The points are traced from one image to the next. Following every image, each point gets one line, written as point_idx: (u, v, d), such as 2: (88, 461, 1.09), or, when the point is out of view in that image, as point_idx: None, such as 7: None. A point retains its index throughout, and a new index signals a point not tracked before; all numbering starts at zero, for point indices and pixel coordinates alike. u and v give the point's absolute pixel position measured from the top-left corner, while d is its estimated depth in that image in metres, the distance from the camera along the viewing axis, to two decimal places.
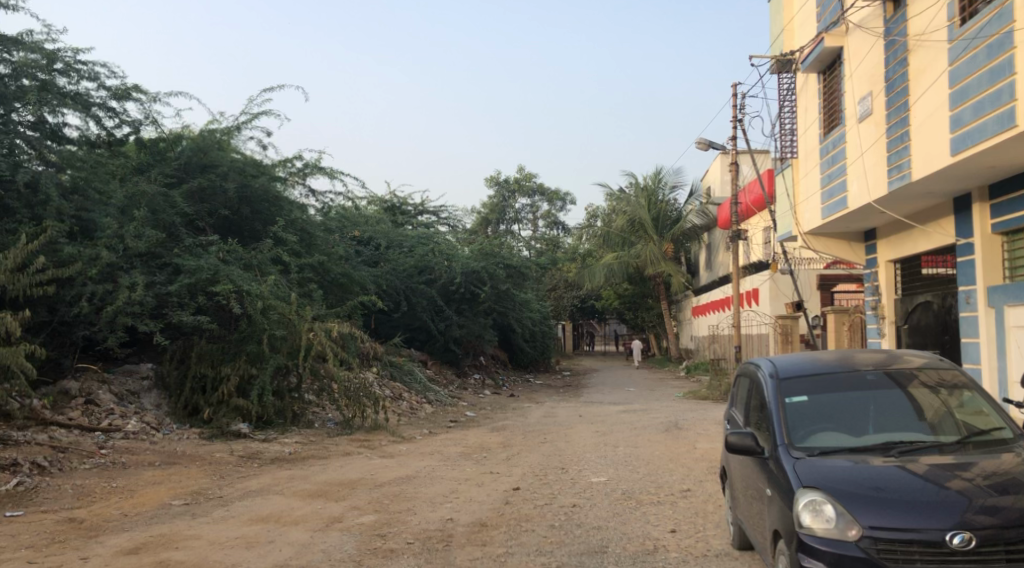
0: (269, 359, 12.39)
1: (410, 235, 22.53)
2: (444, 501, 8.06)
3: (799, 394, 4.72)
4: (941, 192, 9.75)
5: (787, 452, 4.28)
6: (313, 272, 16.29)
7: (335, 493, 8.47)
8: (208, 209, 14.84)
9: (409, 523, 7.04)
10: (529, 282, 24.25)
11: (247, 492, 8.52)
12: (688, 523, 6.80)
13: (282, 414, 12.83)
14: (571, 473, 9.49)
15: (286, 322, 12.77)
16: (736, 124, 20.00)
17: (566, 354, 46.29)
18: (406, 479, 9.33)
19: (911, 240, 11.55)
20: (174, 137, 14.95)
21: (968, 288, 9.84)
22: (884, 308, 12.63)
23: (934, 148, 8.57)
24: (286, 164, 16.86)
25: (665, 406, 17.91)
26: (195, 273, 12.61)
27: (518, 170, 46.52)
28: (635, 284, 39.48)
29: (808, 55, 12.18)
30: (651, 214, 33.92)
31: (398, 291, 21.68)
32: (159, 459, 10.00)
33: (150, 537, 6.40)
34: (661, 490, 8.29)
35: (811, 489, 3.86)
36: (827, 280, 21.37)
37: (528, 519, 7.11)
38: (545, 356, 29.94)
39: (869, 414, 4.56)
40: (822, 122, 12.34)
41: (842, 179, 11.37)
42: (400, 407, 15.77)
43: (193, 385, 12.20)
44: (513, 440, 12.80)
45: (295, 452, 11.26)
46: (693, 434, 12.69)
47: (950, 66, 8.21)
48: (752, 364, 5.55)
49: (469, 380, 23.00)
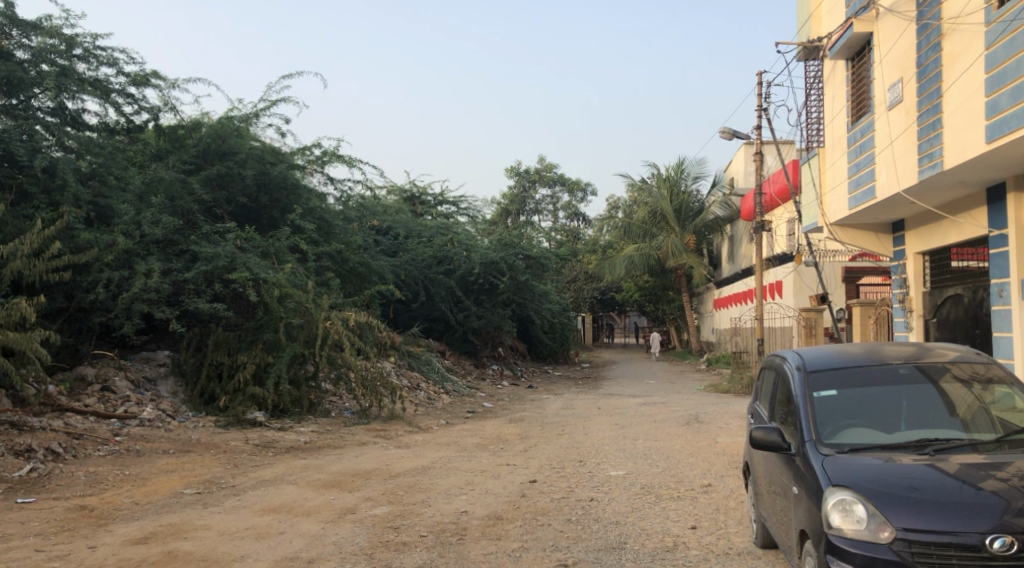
0: (286, 347, 12.33)
1: (429, 226, 22.70)
2: (459, 493, 7.93)
3: (828, 388, 4.50)
4: (975, 181, 9.40)
5: (816, 449, 4.07)
6: (332, 261, 16.21)
7: (348, 484, 8.38)
8: (227, 197, 14.84)
9: (423, 515, 6.92)
10: (549, 273, 24.05)
11: (260, 481, 8.46)
12: (709, 519, 6.60)
13: (299, 403, 12.77)
14: (588, 466, 9.33)
15: (303, 309, 12.74)
16: (761, 113, 19.64)
17: (586, 347, 46.05)
18: (422, 470, 9.21)
19: (941, 232, 11.20)
20: (193, 124, 14.94)
21: (1001, 281, 9.51)
22: (911, 301, 12.28)
23: (968, 135, 8.24)
24: (304, 152, 16.82)
25: (686, 399, 17.69)
26: (212, 260, 12.66)
27: (539, 160, 46.26)
28: (655, 276, 39.14)
29: (836, 41, 11.85)
30: (673, 205, 33.55)
31: (417, 281, 21.58)
32: (174, 447, 9.98)
33: (160, 526, 6.33)
34: (681, 485, 8.10)
35: (840, 488, 3.65)
36: (852, 273, 20.97)
37: (544, 513, 6.95)
38: (565, 347, 29.76)
39: (901, 409, 4.34)
40: (850, 110, 12.01)
41: (870, 168, 11.05)
42: (417, 397, 15.67)
43: (209, 373, 12.17)
44: (530, 432, 12.67)
45: (311, 441, 11.20)
46: (713, 428, 12.47)
47: (986, 50, 7.87)
48: (778, 356, 5.34)
49: (488, 371, 22.90)
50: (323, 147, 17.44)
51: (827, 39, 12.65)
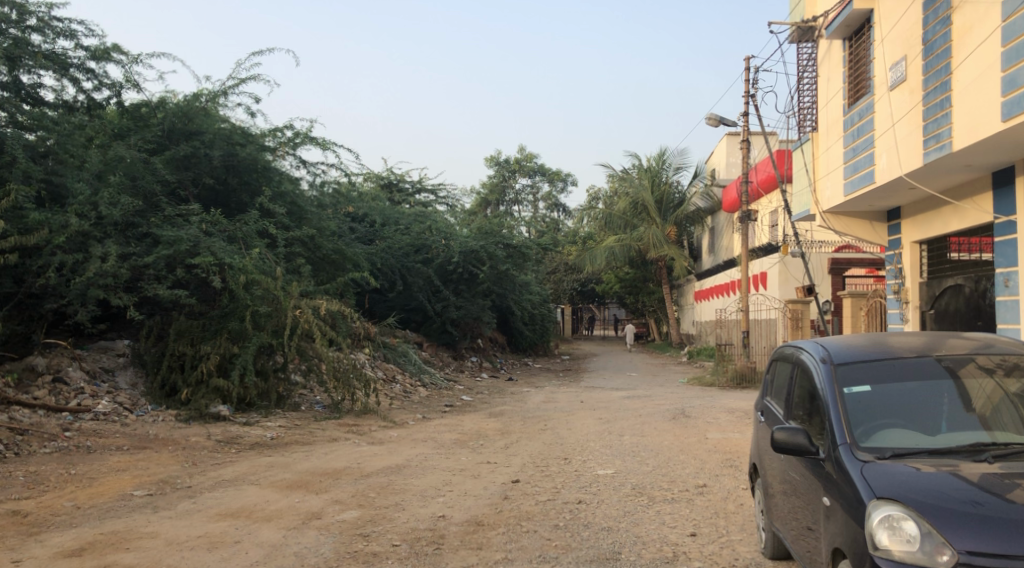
0: (252, 337, 11.65)
1: (406, 214, 22.14)
2: (437, 494, 7.35)
3: (861, 384, 3.95)
4: (982, 165, 8.94)
5: (851, 454, 3.51)
6: (303, 247, 15.47)
7: (316, 484, 7.75)
8: (193, 178, 14.07)
9: (396, 521, 6.31)
10: (529, 263, 23.45)
11: (219, 481, 7.81)
12: (709, 525, 6.07)
13: (266, 396, 12.09)
14: (574, 464, 8.79)
15: (270, 297, 12.04)
16: (749, 99, 19.14)
17: (565, 338, 45.59)
18: (396, 469, 8.60)
19: (941, 219, 10.73)
20: (157, 102, 14.10)
21: (1008, 270, 9.07)
22: (907, 292, 11.89)
23: (980, 113, 7.75)
24: (275, 133, 16.11)
25: (670, 392, 17.24)
26: (175, 244, 11.92)
27: (518, 150, 45.61)
28: (636, 268, 38.65)
29: (833, 20, 11.33)
30: (654, 196, 33.06)
31: (393, 271, 20.90)
32: (128, 443, 9.29)
33: (99, 535, 5.71)
34: (674, 485, 7.57)
35: (887, 501, 3.08)
36: (839, 264, 20.61)
37: (529, 517, 6.39)
38: (545, 339, 29.23)
39: (942, 407, 3.80)
40: (846, 92, 11.51)
41: (868, 152, 10.55)
42: (393, 390, 15.04)
43: (171, 363, 11.44)
44: (511, 427, 12.10)
45: (278, 437, 10.56)
46: (701, 424, 11.99)
47: (1004, 21, 7.36)
48: (795, 348, 4.82)
49: (467, 363, 22.31)
50: (295, 129, 16.73)
51: (824, 18, 12.13)
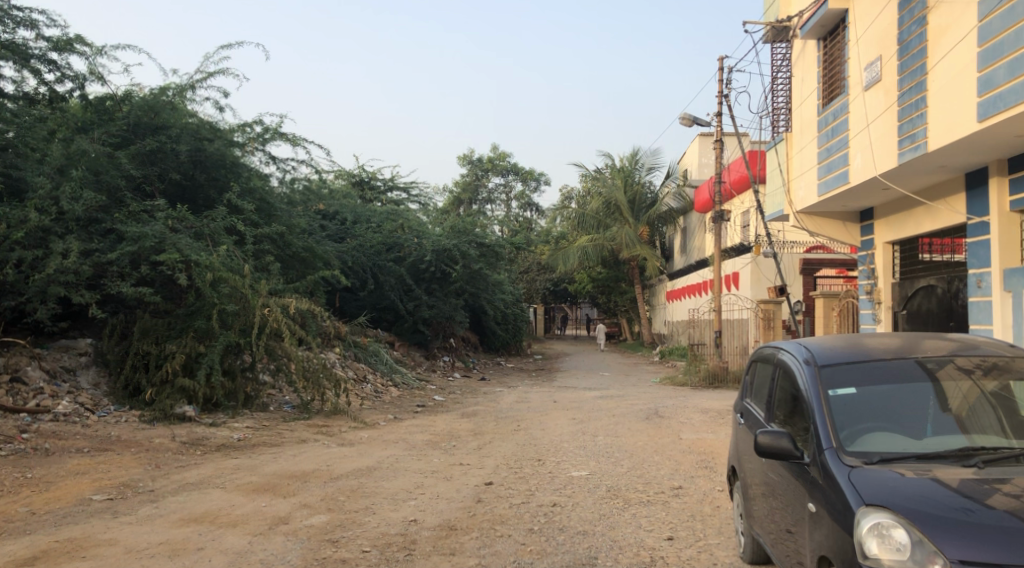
0: (219, 336, 11.35)
1: (378, 211, 21.85)
2: (408, 498, 7.17)
3: (846, 386, 3.86)
4: (955, 166, 8.99)
5: (837, 459, 3.43)
6: (272, 244, 15.15)
7: (283, 487, 7.52)
8: (159, 173, 13.66)
9: (366, 525, 6.13)
10: (503, 262, 23.29)
11: (183, 485, 7.55)
12: (686, 528, 5.98)
13: (233, 396, 11.78)
14: (548, 466, 8.66)
15: (238, 295, 11.73)
16: (723, 99, 19.18)
17: (537, 338, 45.51)
18: (367, 472, 8.39)
19: (914, 220, 10.79)
20: (122, 95, 13.66)
21: (980, 271, 9.12)
22: (879, 293, 11.98)
23: (956, 114, 7.75)
24: (244, 128, 15.81)
25: (643, 392, 17.22)
26: (139, 240, 11.55)
27: (492, 149, 45.44)
28: (608, 267, 38.61)
29: (808, 20, 11.34)
30: (627, 196, 33.08)
31: (365, 269, 20.61)
32: (89, 445, 8.97)
33: (55, 543, 5.46)
34: (650, 487, 7.47)
35: (876, 507, 3.00)
36: (810, 264, 20.76)
37: (503, 521, 6.24)
38: (517, 339, 29.08)
39: (929, 410, 3.72)
40: (821, 92, 11.54)
41: (842, 152, 10.57)
42: (363, 390, 14.80)
43: (134, 363, 11.10)
44: (484, 427, 11.94)
45: (245, 438, 10.29)
46: (675, 424, 11.94)
47: (980, 21, 7.38)
48: (775, 349, 4.74)
49: (439, 363, 22.11)
50: (264, 124, 16.42)
51: (798, 18, 12.15)
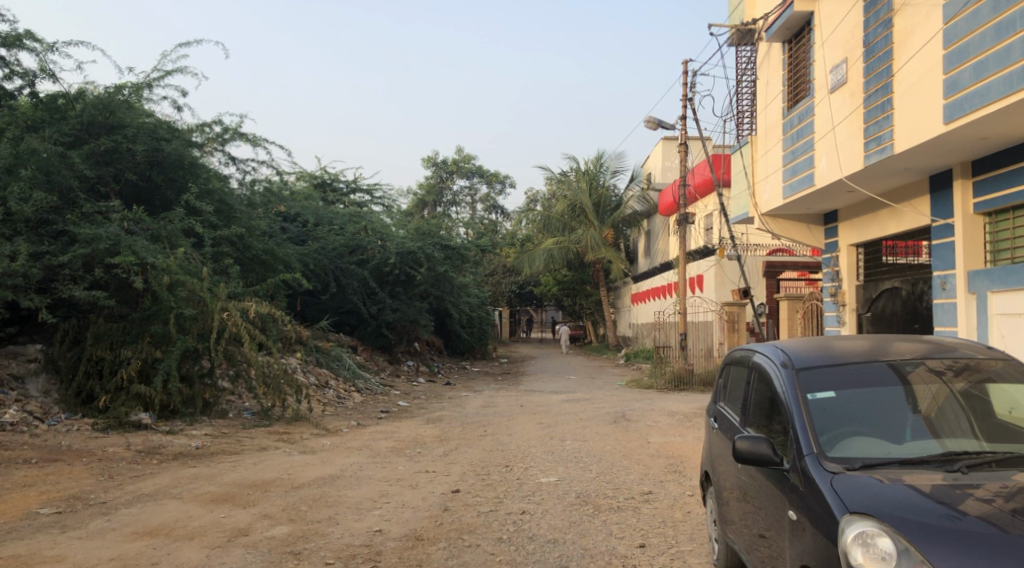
0: (176, 340, 10.99)
1: (341, 214, 21.51)
2: (373, 507, 6.95)
3: (825, 389, 3.78)
4: (920, 169, 9.08)
5: (819, 465, 3.35)
6: (232, 247, 14.74)
7: (242, 497, 7.25)
8: (114, 174, 13.15)
9: (329, 536, 5.90)
10: (468, 265, 23.09)
11: (138, 496, 7.23)
12: (658, 535, 5.87)
13: (191, 403, 11.41)
14: (516, 472, 8.50)
15: (196, 299, 11.36)
16: (687, 103, 19.26)
17: (502, 341, 45.34)
18: (330, 480, 8.14)
19: (879, 222, 10.89)
20: (75, 92, 13.04)
21: (944, 273, 9.21)
22: (844, 295, 12.08)
23: (923, 115, 7.80)
24: (202, 128, 15.44)
25: (610, 395, 17.18)
26: (93, 242, 11.11)
27: (456, 151, 45.20)
28: (573, 270, 38.60)
29: (774, 22, 11.39)
30: (592, 199, 33.12)
31: (327, 272, 20.22)
32: (37, 456, 8.56)
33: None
34: (619, 493, 7.36)
35: (861, 516, 2.92)
36: (773, 267, 20.96)
37: (471, 531, 6.06)
38: (483, 342, 28.87)
39: (909, 413, 3.65)
40: (786, 95, 11.60)
41: (808, 155, 10.62)
42: (326, 396, 14.49)
43: (87, 369, 10.76)
44: (450, 433, 11.74)
45: (203, 446, 9.94)
46: (642, 427, 11.86)
47: (946, 24, 7.43)
48: (749, 352, 4.67)
49: (403, 367, 21.82)
50: (223, 124, 16.03)
51: (763, 21, 12.21)
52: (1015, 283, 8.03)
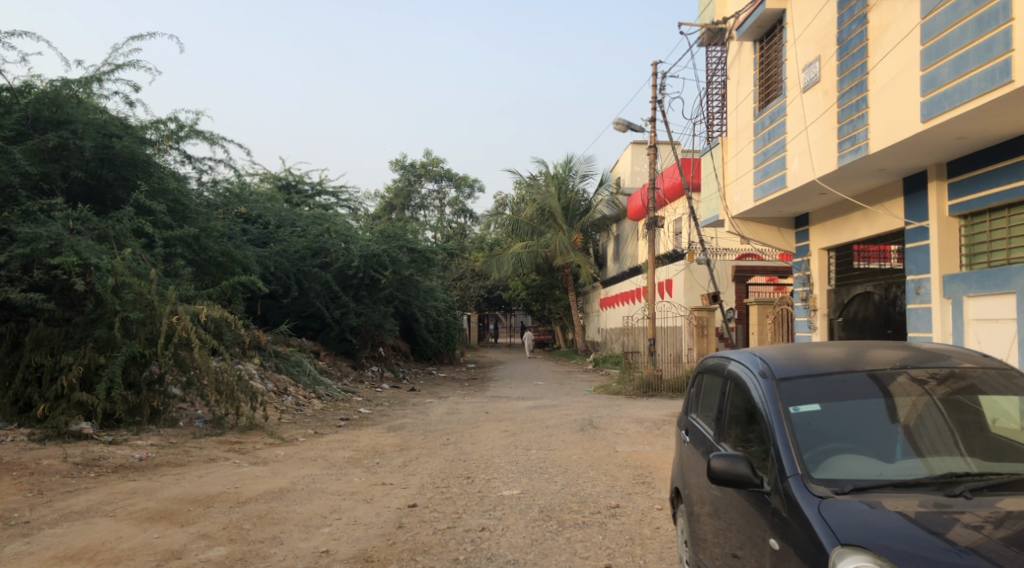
0: (121, 345, 10.38)
1: (303, 216, 20.93)
2: (322, 524, 6.48)
3: (809, 402, 3.44)
4: (894, 170, 8.89)
5: (804, 489, 3.01)
6: (186, 248, 14.11)
7: (181, 515, 6.73)
8: (62, 171, 12.53)
9: (271, 559, 5.44)
10: (434, 268, 22.59)
11: (67, 514, 6.68)
12: (625, 554, 5.50)
13: (137, 411, 10.81)
14: (477, 484, 8.09)
15: (143, 302, 10.70)
16: (657, 104, 18.96)
17: (471, 346, 44.79)
18: (279, 494, 7.65)
19: (851, 226, 10.70)
20: (21, 86, 12.38)
21: (919, 278, 9.02)
22: (816, 300, 11.93)
23: (900, 113, 7.57)
24: (156, 126, 14.86)
25: (577, 401, 16.84)
26: (33, 242, 10.43)
27: (425, 154, 44.66)
28: (542, 275, 38.23)
29: (746, 20, 11.16)
30: (561, 203, 32.70)
31: (288, 274, 19.61)
32: None
33: None
34: (585, 507, 6.98)
35: (855, 549, 2.60)
36: (742, 272, 20.82)
37: (425, 551, 5.63)
38: (450, 347, 28.40)
39: (899, 429, 3.33)
40: (758, 94, 11.37)
41: (780, 155, 10.38)
42: (283, 403, 13.96)
43: (25, 376, 10.12)
44: (411, 442, 11.29)
45: (147, 458, 9.37)
46: (611, 435, 11.53)
47: (924, 19, 7.23)
48: (723, 360, 4.32)
49: (367, 373, 21.27)
50: (179, 121, 15.43)
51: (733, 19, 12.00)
52: (992, 287, 7.83)
